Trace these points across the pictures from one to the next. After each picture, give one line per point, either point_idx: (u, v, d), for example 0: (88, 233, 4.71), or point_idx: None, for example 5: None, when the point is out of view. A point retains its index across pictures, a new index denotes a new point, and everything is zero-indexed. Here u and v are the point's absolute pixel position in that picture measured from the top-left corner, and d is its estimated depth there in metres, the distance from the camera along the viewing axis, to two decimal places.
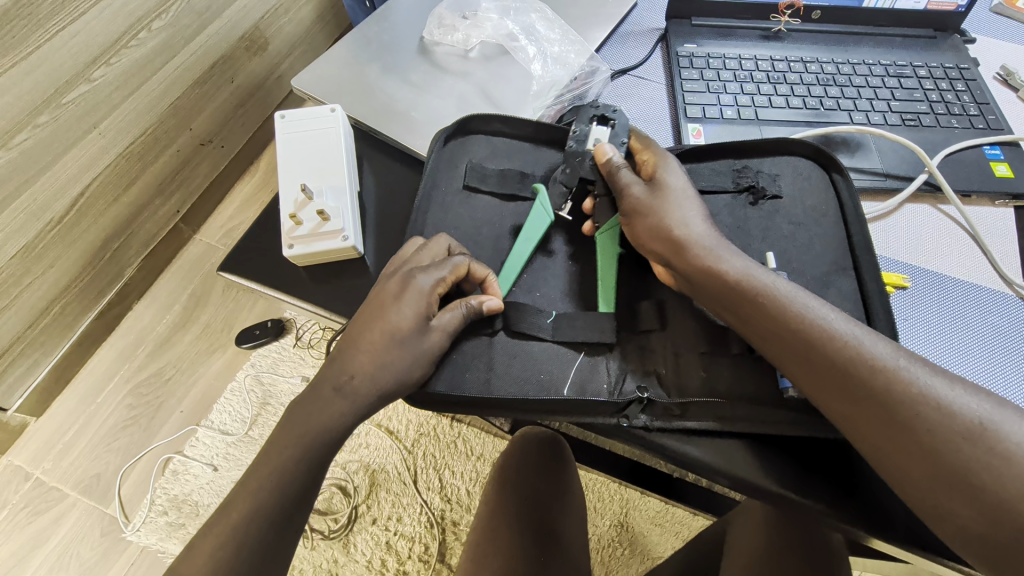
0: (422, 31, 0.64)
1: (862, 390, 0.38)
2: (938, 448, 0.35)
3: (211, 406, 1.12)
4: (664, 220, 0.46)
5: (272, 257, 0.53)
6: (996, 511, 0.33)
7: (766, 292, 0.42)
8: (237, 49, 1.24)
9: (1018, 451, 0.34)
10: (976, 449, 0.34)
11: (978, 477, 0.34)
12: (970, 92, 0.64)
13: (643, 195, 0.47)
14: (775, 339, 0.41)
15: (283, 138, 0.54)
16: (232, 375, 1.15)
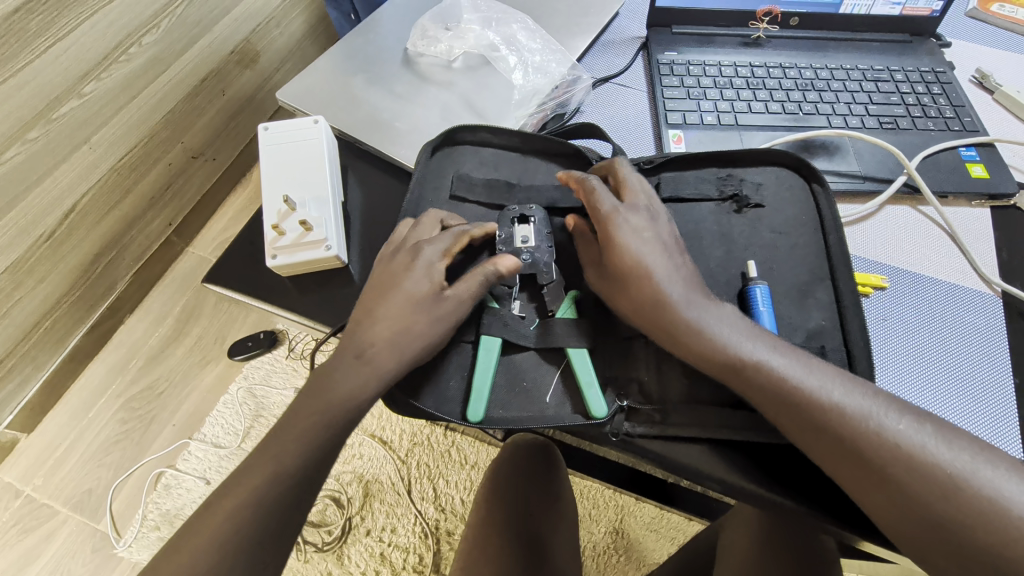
0: (406, 42, 0.65)
1: (849, 452, 0.38)
2: (920, 503, 0.36)
3: (204, 419, 1.11)
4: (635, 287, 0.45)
5: (258, 269, 0.53)
6: (976, 560, 0.34)
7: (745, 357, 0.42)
8: (228, 62, 1.25)
9: (992, 497, 0.35)
10: (953, 498, 0.35)
11: (959, 528, 0.35)
12: (946, 95, 0.65)
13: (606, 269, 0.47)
14: (759, 405, 0.41)
15: (267, 148, 0.54)
16: (225, 388, 1.14)
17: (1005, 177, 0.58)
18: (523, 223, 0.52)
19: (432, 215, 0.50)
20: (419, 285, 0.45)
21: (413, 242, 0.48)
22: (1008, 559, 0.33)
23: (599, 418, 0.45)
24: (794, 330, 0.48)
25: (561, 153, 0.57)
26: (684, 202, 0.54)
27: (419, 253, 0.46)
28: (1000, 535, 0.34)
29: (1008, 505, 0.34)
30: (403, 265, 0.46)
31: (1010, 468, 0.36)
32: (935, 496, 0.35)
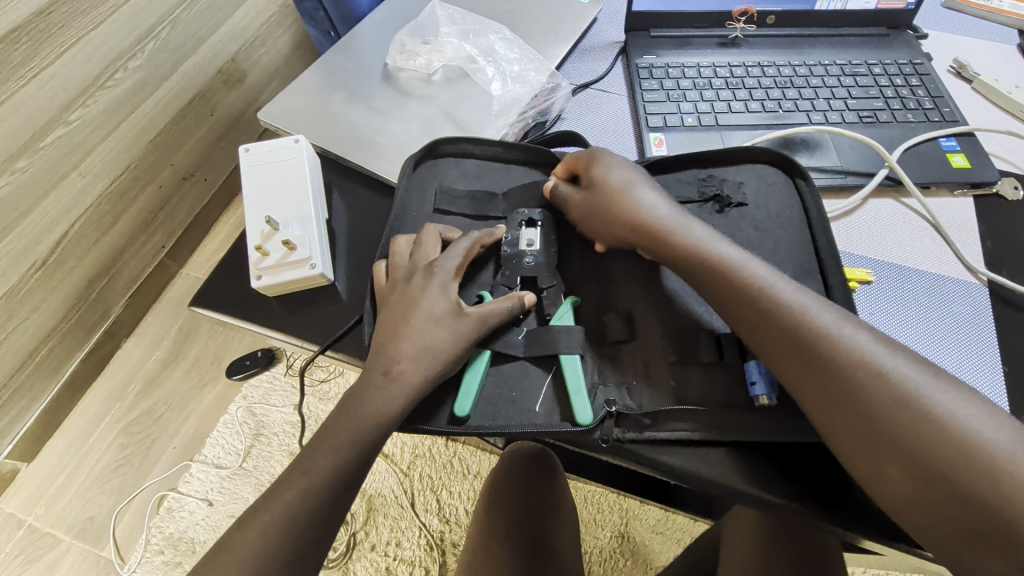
0: (385, 57, 0.65)
1: (810, 359, 0.40)
2: (878, 421, 0.37)
3: (204, 440, 1.11)
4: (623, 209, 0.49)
5: (246, 292, 0.53)
6: (929, 477, 0.35)
7: (722, 272, 0.45)
8: (214, 83, 1.28)
9: (951, 419, 0.35)
10: (910, 417, 0.36)
11: (915, 444, 0.35)
12: (924, 86, 0.66)
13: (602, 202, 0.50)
14: (733, 318, 0.44)
15: (249, 170, 0.54)
16: (224, 408, 1.14)
17: (985, 165, 0.59)
18: (531, 228, 0.53)
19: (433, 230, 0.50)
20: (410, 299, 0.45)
21: (422, 260, 0.48)
22: (950, 467, 0.34)
23: (584, 426, 0.44)
24: None
25: (543, 163, 0.57)
26: None
27: (434, 267, 0.47)
28: (952, 449, 0.34)
29: (965, 425, 0.35)
30: (420, 284, 0.47)
31: (976, 398, 0.36)
32: (886, 406, 0.37)
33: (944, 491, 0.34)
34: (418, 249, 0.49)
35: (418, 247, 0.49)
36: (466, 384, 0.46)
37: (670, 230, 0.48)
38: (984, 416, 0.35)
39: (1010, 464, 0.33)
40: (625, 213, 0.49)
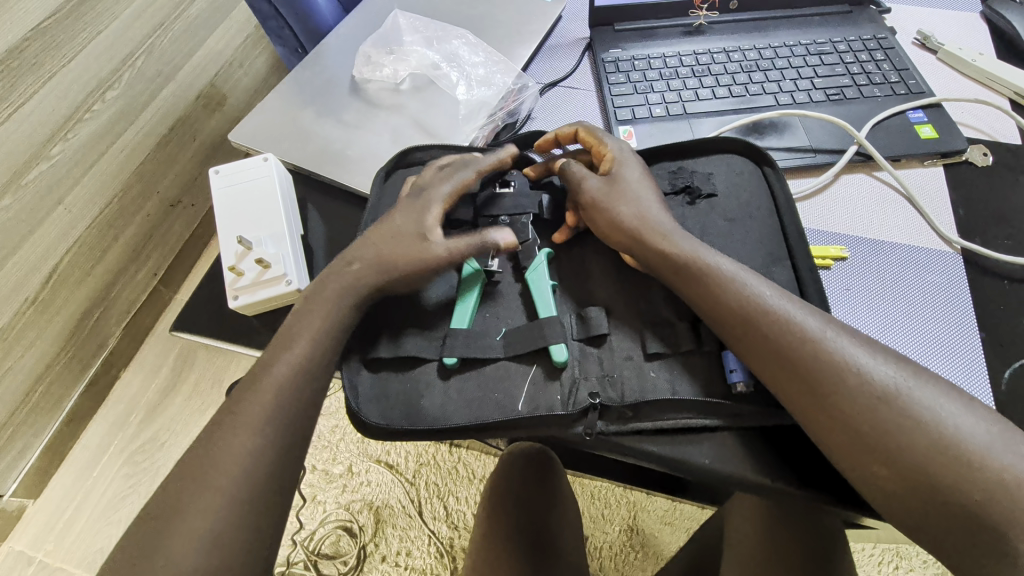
0: (352, 70, 0.66)
1: (792, 361, 0.40)
2: (858, 419, 0.37)
3: None
4: (610, 207, 0.49)
5: (228, 314, 0.53)
6: (908, 473, 0.35)
7: (704, 276, 0.44)
8: (193, 109, 1.31)
9: (928, 416, 0.36)
10: (891, 416, 0.36)
11: (895, 440, 0.36)
12: (889, 60, 0.66)
13: (597, 192, 0.50)
14: (716, 319, 0.43)
15: (219, 191, 0.53)
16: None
17: (953, 135, 0.59)
18: (504, 187, 0.55)
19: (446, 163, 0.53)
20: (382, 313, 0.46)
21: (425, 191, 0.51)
22: (933, 464, 0.35)
23: (559, 363, 0.45)
24: None
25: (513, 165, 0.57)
26: None
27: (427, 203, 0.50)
28: (930, 447, 0.35)
29: (940, 422, 0.36)
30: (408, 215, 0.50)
31: (949, 392, 0.37)
32: (867, 406, 0.37)
33: (928, 487, 0.35)
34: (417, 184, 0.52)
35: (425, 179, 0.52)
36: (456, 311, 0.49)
37: (650, 233, 0.47)
38: (953, 407, 0.36)
39: (984, 458, 0.34)
40: (613, 212, 0.49)
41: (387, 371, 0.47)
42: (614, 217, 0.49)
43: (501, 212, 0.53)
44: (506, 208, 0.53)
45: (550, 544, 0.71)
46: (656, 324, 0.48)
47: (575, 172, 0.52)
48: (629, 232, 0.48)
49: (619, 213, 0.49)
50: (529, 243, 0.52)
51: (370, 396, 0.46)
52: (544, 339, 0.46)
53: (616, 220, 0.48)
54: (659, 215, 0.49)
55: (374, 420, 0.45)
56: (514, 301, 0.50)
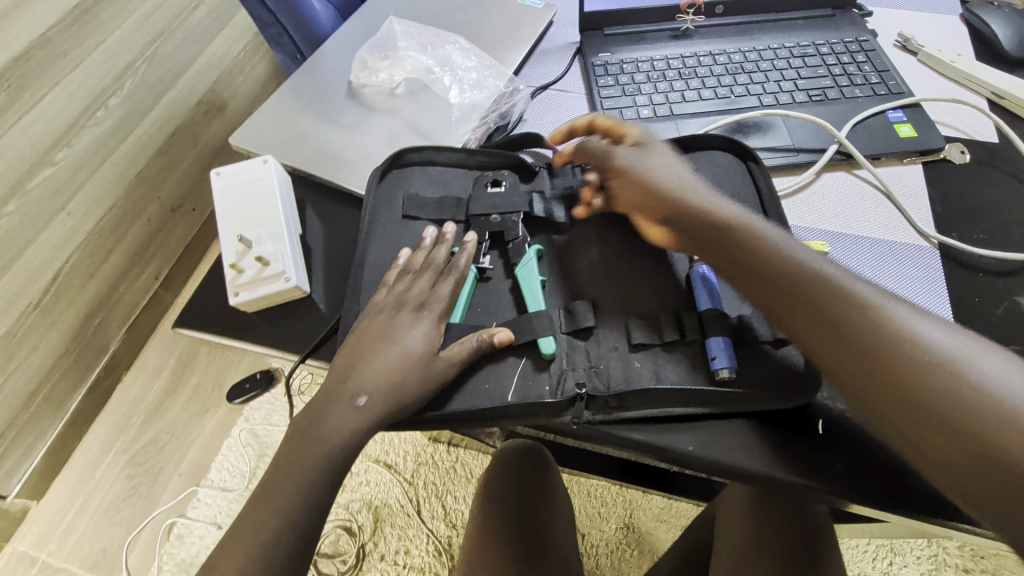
0: (348, 76, 0.68)
1: (845, 326, 0.40)
2: (867, 349, 0.38)
3: (211, 465, 1.12)
4: (630, 178, 0.54)
5: (228, 311, 0.55)
6: (914, 405, 0.36)
7: (754, 243, 0.46)
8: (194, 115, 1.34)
9: (986, 385, 0.35)
10: (945, 382, 0.36)
11: (951, 405, 0.35)
12: (871, 62, 0.68)
13: (627, 161, 0.55)
14: (761, 285, 0.44)
15: (220, 192, 0.55)
16: (227, 432, 1.15)
17: (931, 134, 0.61)
18: (495, 187, 0.57)
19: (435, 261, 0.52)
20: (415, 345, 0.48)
21: (412, 296, 0.50)
22: (990, 430, 0.34)
23: (548, 354, 0.47)
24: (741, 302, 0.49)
25: (504, 166, 0.59)
26: None
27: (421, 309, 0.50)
28: (989, 413, 0.35)
29: (998, 388, 0.35)
30: (404, 321, 0.49)
31: (1011, 364, 0.37)
32: (921, 369, 0.37)
33: (982, 453, 0.34)
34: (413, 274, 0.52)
35: (413, 283, 0.51)
36: (451, 304, 0.51)
37: (691, 200, 0.51)
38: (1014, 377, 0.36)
39: None
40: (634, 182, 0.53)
41: None
42: (640, 185, 0.53)
43: (492, 210, 0.55)
44: (498, 206, 0.55)
45: (541, 538, 0.72)
46: (643, 316, 0.49)
47: (598, 148, 0.57)
48: (662, 198, 0.52)
49: (651, 181, 0.53)
50: (519, 241, 0.53)
51: None
52: (533, 331, 0.48)
53: (642, 186, 0.53)
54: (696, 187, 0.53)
55: None
56: (504, 296, 0.52)
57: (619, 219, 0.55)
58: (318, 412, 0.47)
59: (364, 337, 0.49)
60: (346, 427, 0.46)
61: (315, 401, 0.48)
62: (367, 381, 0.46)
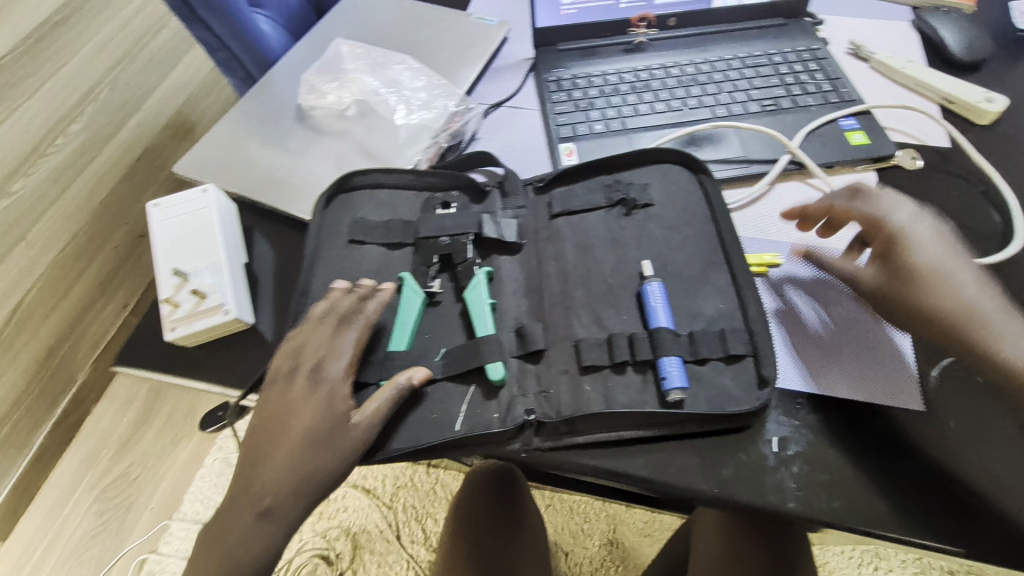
0: (297, 98, 0.66)
1: None
2: None
3: (183, 498, 1.08)
4: (910, 249, 0.47)
5: (171, 346, 0.52)
6: None
7: (1005, 342, 0.44)
8: (161, 139, 1.32)
9: None
10: None
11: None
12: (823, 70, 0.68)
13: (886, 275, 0.47)
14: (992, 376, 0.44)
15: (158, 224, 0.54)
16: (201, 460, 1.11)
17: (882, 140, 0.61)
18: (445, 210, 0.56)
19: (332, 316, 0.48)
20: (317, 416, 0.44)
21: (309, 360, 0.46)
22: None
23: (496, 381, 0.46)
24: (693, 318, 0.48)
25: (453, 187, 0.58)
26: (576, 214, 0.55)
27: (317, 373, 0.45)
28: None
29: None
30: (299, 390, 0.45)
31: None
32: None
33: None
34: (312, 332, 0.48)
35: (309, 341, 0.47)
36: (399, 330, 0.49)
37: (956, 310, 0.45)
38: None
39: None
40: (906, 256, 0.47)
41: None
42: (932, 298, 0.45)
43: (440, 232, 0.53)
44: (445, 228, 0.54)
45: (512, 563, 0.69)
46: (592, 337, 0.48)
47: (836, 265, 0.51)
48: (933, 321, 0.45)
49: (915, 298, 0.46)
50: (468, 265, 0.52)
51: None
52: (479, 358, 0.46)
53: (914, 310, 0.46)
54: (963, 275, 0.46)
55: None
56: (452, 321, 0.51)
57: (569, 238, 0.54)
58: (229, 509, 0.42)
59: (270, 423, 0.45)
60: (257, 530, 0.41)
61: (223, 505, 0.43)
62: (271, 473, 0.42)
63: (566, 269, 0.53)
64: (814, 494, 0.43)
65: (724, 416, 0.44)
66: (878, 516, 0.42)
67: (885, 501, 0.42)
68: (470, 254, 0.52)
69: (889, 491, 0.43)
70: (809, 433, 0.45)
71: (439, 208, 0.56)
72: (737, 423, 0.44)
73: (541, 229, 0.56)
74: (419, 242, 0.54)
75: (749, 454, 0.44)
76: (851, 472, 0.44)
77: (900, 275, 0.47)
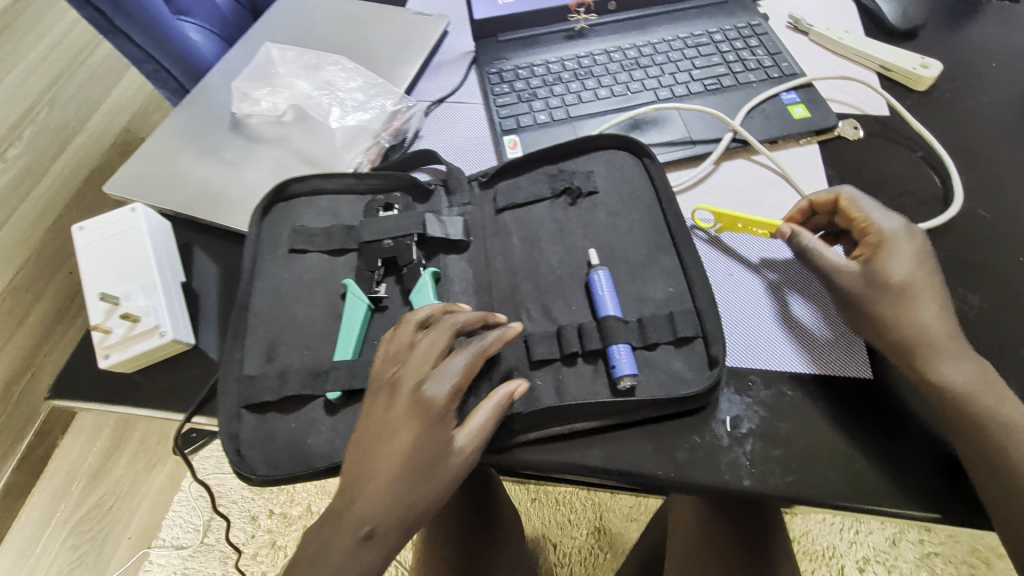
0: (231, 106, 0.64)
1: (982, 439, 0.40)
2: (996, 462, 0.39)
3: (161, 524, 1.04)
4: (892, 259, 0.45)
5: (112, 374, 0.50)
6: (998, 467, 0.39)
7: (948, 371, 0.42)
8: (109, 156, 1.27)
9: None
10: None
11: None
12: (763, 45, 0.68)
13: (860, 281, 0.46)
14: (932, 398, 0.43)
15: (84, 248, 0.51)
16: (178, 483, 1.07)
17: (823, 113, 0.61)
18: (387, 212, 0.54)
19: (438, 331, 0.43)
20: (432, 436, 0.40)
21: (410, 380, 0.41)
22: None
23: None
24: (642, 304, 0.48)
25: (396, 187, 0.56)
26: (521, 207, 0.55)
27: (420, 395, 0.40)
28: None
29: None
30: (401, 413, 0.40)
31: None
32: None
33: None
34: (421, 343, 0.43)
35: (417, 349, 0.43)
36: (344, 338, 0.48)
37: (903, 327, 0.43)
38: None
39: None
40: (884, 266, 0.45)
41: (268, 416, 0.46)
42: (891, 310, 0.44)
43: (383, 235, 0.52)
44: (388, 230, 0.52)
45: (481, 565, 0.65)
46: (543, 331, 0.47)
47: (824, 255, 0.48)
48: (884, 334, 0.44)
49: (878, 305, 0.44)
50: (413, 266, 0.51)
51: (254, 444, 0.45)
52: None
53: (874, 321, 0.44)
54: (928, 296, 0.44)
55: (257, 471, 0.44)
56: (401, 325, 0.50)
57: (515, 232, 0.54)
58: (326, 535, 0.39)
59: (366, 446, 0.40)
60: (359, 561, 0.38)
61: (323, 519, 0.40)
62: (369, 501, 0.39)
63: (514, 264, 0.52)
64: (769, 471, 0.43)
65: (676, 399, 0.44)
66: (832, 486, 0.42)
67: (839, 471, 0.43)
68: (415, 255, 0.51)
69: (842, 464, 0.43)
70: (762, 409, 0.46)
71: (381, 210, 0.54)
72: (690, 405, 0.44)
73: (488, 224, 0.55)
74: (363, 246, 0.52)
75: (702, 436, 0.45)
76: (805, 445, 0.44)
77: (873, 284, 0.45)
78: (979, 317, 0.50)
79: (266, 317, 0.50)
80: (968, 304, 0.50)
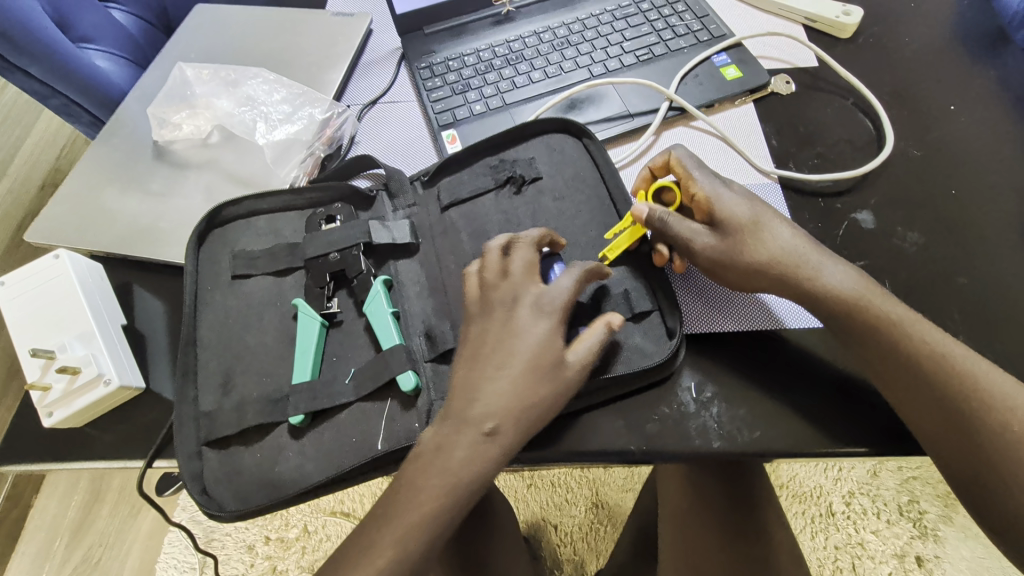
0: (151, 135, 0.61)
1: (915, 372, 0.40)
2: (937, 392, 0.39)
3: (154, 569, 1.01)
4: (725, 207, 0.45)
5: (63, 431, 0.48)
6: (943, 399, 0.39)
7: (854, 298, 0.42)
8: (39, 200, 1.20)
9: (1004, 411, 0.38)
10: (985, 408, 0.38)
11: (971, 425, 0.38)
12: (690, 9, 0.67)
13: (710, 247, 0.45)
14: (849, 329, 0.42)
15: (8, 304, 0.49)
16: (165, 526, 1.03)
17: (755, 70, 0.62)
18: (330, 225, 0.53)
19: (533, 240, 0.45)
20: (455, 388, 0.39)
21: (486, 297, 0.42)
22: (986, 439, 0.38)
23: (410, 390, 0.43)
24: None
25: (337, 197, 0.54)
26: (466, 202, 0.53)
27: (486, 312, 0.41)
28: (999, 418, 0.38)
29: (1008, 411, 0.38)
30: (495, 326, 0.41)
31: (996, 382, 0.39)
32: (973, 401, 0.38)
33: (988, 462, 0.37)
34: (516, 266, 0.43)
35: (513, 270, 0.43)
36: (302, 356, 0.47)
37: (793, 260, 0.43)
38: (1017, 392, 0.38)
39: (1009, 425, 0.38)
40: (722, 215, 0.45)
41: (233, 450, 0.45)
42: (762, 253, 0.43)
43: (328, 249, 0.50)
44: (331, 241, 0.50)
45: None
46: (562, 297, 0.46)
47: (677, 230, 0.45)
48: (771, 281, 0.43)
49: (749, 255, 0.44)
50: (362, 275, 0.49)
51: (221, 480, 0.44)
52: (387, 373, 0.44)
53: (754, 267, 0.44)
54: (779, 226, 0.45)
55: (227, 507, 0.43)
56: (358, 339, 0.48)
57: (464, 229, 0.53)
58: None
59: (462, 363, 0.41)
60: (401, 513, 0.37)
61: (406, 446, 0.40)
62: None
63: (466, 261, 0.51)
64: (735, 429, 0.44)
65: (641, 372, 0.44)
66: (794, 435, 0.43)
67: (798, 422, 0.44)
68: (361, 264, 0.50)
69: (804, 412, 0.44)
70: (720, 366, 0.46)
71: (322, 222, 0.53)
72: (655, 374, 0.44)
73: (435, 224, 0.53)
74: (308, 261, 0.50)
75: (671, 407, 0.45)
76: (763, 400, 0.45)
77: (728, 231, 0.44)
78: (919, 253, 0.51)
79: (219, 350, 0.48)
80: (909, 241, 0.52)
